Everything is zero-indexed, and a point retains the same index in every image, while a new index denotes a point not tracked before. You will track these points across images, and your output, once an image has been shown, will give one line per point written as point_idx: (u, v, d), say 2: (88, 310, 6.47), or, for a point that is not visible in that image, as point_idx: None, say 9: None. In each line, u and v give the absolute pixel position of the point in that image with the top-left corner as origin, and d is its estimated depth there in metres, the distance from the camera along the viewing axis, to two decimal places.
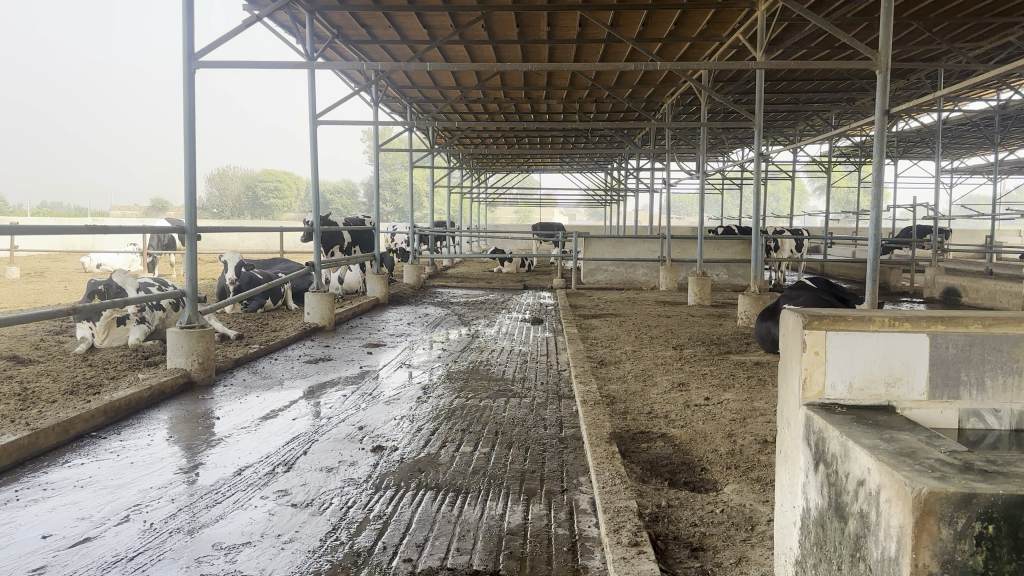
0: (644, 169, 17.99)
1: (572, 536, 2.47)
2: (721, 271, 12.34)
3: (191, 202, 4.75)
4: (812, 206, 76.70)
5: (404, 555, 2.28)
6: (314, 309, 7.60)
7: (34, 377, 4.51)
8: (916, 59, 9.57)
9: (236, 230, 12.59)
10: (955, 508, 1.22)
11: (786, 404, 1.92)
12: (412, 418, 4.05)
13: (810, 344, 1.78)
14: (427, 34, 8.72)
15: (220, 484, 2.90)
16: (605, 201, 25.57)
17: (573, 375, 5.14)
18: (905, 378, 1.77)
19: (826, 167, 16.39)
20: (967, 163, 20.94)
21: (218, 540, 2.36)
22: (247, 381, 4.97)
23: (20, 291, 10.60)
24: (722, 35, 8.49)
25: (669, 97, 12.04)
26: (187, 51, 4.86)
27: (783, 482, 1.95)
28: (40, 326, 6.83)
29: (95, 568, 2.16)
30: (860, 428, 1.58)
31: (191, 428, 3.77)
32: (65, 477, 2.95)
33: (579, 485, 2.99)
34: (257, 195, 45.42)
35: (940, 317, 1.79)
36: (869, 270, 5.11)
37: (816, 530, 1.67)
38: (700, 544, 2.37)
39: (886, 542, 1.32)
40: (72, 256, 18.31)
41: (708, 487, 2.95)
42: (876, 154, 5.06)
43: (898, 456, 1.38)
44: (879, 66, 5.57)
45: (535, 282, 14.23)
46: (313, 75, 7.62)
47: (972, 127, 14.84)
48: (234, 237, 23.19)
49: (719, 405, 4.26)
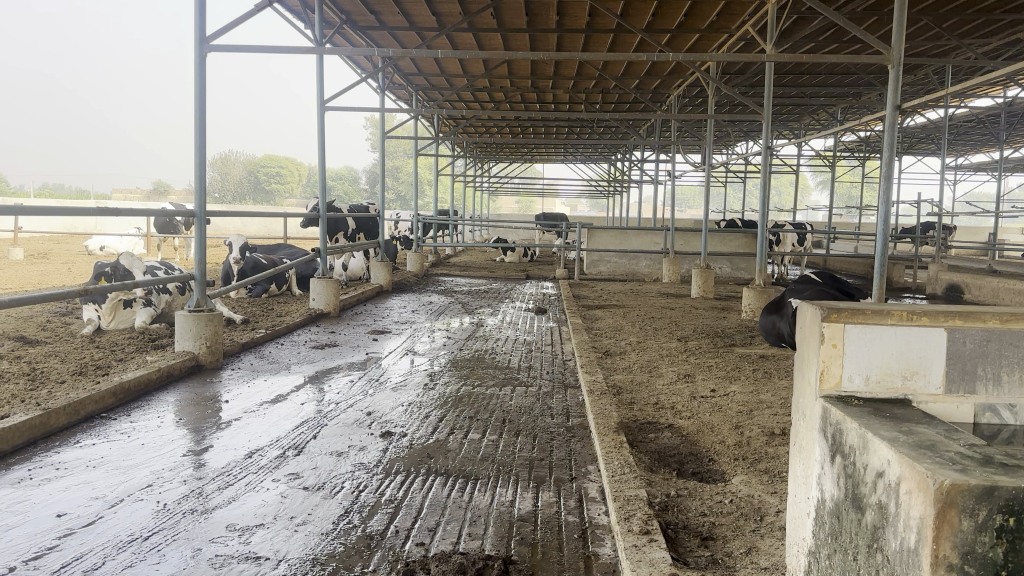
0: (649, 161, 17.96)
1: (583, 524, 2.49)
2: (725, 263, 12.24)
3: (201, 186, 4.73)
4: (814, 200, 76.21)
5: (417, 539, 2.30)
6: (320, 295, 7.64)
7: (43, 358, 4.54)
8: (924, 56, 9.57)
9: (242, 216, 12.66)
10: (977, 500, 1.23)
11: (802, 396, 1.93)
12: (418, 405, 4.07)
13: (828, 336, 1.79)
14: (436, 21, 8.69)
15: (231, 466, 2.92)
16: (608, 192, 25.62)
17: (578, 365, 5.16)
18: (922, 372, 1.78)
19: (831, 161, 16.34)
20: (971, 160, 20.81)
21: (231, 521, 2.38)
22: (254, 365, 5.00)
23: (22, 271, 10.64)
24: (732, 27, 8.50)
25: (676, 89, 12.02)
26: (198, 34, 4.84)
27: (796, 474, 1.97)
28: (47, 308, 6.87)
29: (111, 547, 2.17)
30: (878, 421, 1.60)
31: (200, 411, 3.78)
32: (77, 458, 2.96)
33: (587, 473, 3.01)
34: (259, 179, 45.47)
35: (958, 313, 1.79)
36: (878, 265, 5.06)
37: (832, 521, 1.69)
38: (710, 534, 2.39)
39: (906, 533, 1.33)
40: (74, 239, 18.30)
41: (717, 478, 2.96)
42: (887, 149, 5.01)
43: (917, 449, 1.39)
44: (891, 62, 5.52)
45: (538, 272, 14.23)
46: (322, 61, 7.58)
47: (979, 124, 14.76)
48: (237, 223, 23.26)
49: (726, 397, 4.28)
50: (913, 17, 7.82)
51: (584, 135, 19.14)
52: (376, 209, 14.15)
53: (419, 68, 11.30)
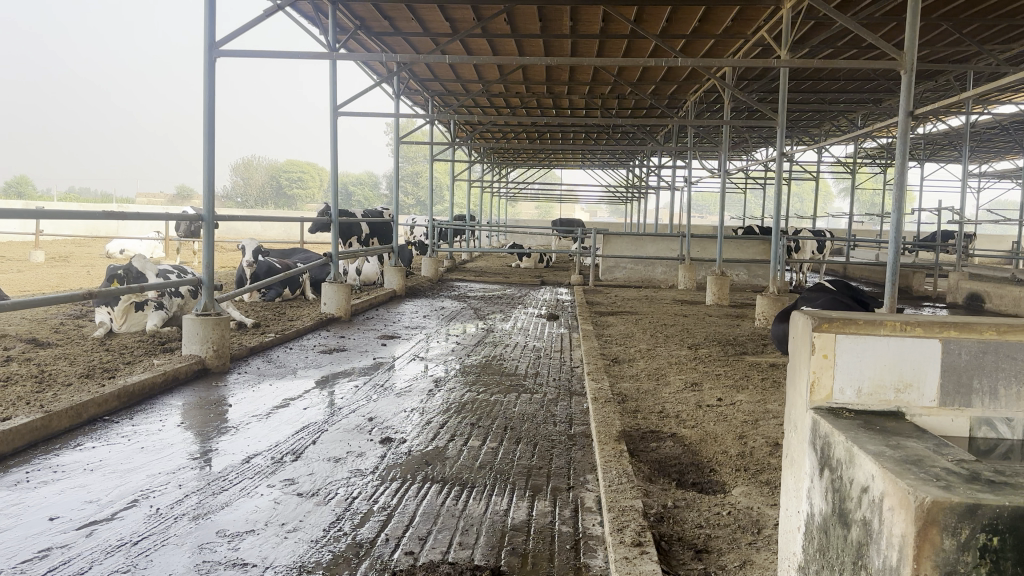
0: (667, 167, 17.86)
1: (576, 534, 2.46)
2: (742, 270, 12.16)
3: (209, 190, 4.76)
4: (836, 207, 75.08)
5: (407, 547, 2.29)
6: (331, 300, 7.68)
7: (52, 359, 4.60)
8: (945, 61, 9.42)
9: (258, 220, 12.78)
10: (960, 518, 1.19)
11: (794, 407, 1.89)
12: (422, 411, 4.06)
13: (818, 347, 1.75)
14: (450, 27, 8.72)
15: (228, 471, 2.93)
16: (627, 198, 25.55)
17: (585, 372, 5.12)
18: (916, 384, 1.74)
19: (852, 168, 16.12)
20: (996, 167, 20.46)
21: (222, 526, 2.39)
22: (260, 370, 5.02)
23: (43, 274, 10.83)
24: (748, 32, 8.43)
25: (692, 95, 11.96)
26: (209, 39, 4.89)
27: (788, 487, 1.92)
28: (62, 310, 6.99)
29: (99, 552, 2.18)
30: (867, 434, 1.55)
31: (204, 415, 3.81)
32: (76, 460, 2.99)
33: (585, 482, 2.98)
34: (281, 184, 46.01)
35: (953, 323, 1.74)
36: (890, 273, 4.95)
37: (819, 536, 1.65)
38: (704, 546, 2.35)
39: (889, 551, 1.29)
40: (96, 243, 18.63)
41: (717, 488, 2.92)
42: (902, 154, 4.91)
43: (904, 464, 1.35)
44: (904, 66, 5.43)
45: (553, 278, 14.20)
46: (334, 66, 7.63)
47: (1003, 131, 14.48)
48: (257, 228, 23.58)
49: (733, 406, 4.22)
50: (932, 22, 7.70)
51: (601, 141, 19.10)
52: (391, 214, 14.21)
53: (434, 74, 11.36)
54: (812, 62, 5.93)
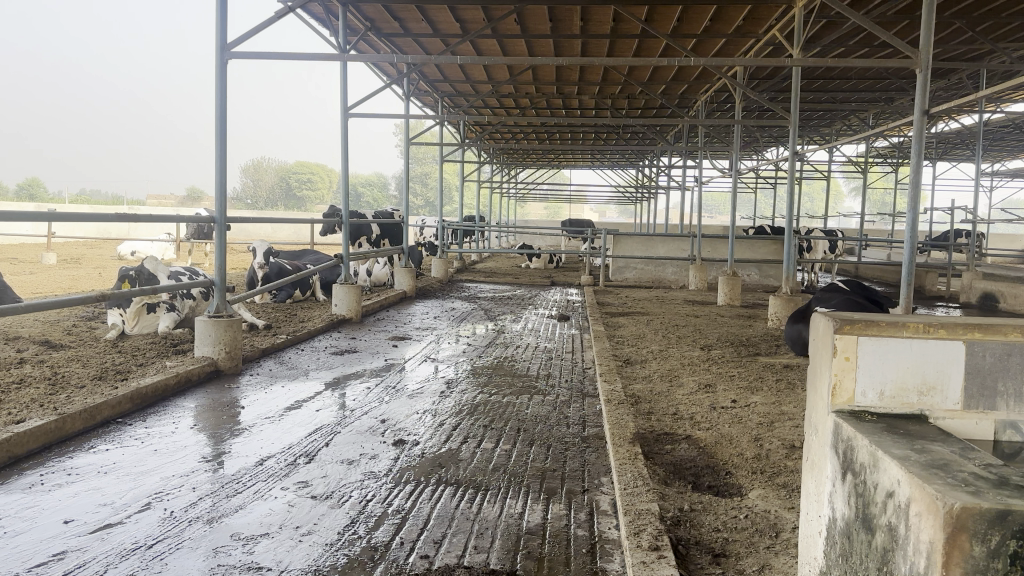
0: (677, 167, 17.78)
1: (591, 538, 2.44)
2: (753, 270, 12.10)
3: (221, 192, 4.77)
4: (848, 206, 74.58)
5: (421, 551, 2.27)
6: (342, 300, 7.68)
7: (66, 361, 4.63)
8: (959, 59, 9.33)
9: (269, 222, 12.84)
10: (989, 524, 1.16)
11: (815, 410, 1.87)
12: (433, 412, 4.05)
13: (840, 349, 1.72)
14: (460, 28, 8.72)
15: (242, 474, 2.93)
16: (637, 197, 25.47)
17: (597, 374, 5.08)
18: (939, 387, 1.71)
19: (864, 167, 16.01)
20: (1010, 165, 20.25)
21: (237, 530, 2.38)
22: (273, 371, 5.02)
23: (56, 276, 10.91)
24: (760, 31, 8.37)
25: (702, 94, 11.91)
26: (220, 41, 4.91)
27: (808, 490, 1.90)
28: (74, 312, 7.04)
29: (114, 555, 2.18)
30: (891, 437, 1.53)
31: (216, 417, 3.82)
32: (89, 463, 3.00)
33: (600, 485, 2.95)
34: (291, 186, 46.20)
35: (977, 324, 1.70)
36: (905, 273, 4.88)
37: (841, 540, 1.63)
38: (722, 550, 2.32)
39: (915, 558, 1.27)
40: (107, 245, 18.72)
41: (733, 492, 2.89)
42: (917, 153, 4.84)
43: (929, 468, 1.33)
44: (918, 65, 5.36)
45: (563, 278, 14.17)
46: (344, 67, 7.64)
47: (1017, 129, 14.32)
48: (267, 229, 23.62)
49: (746, 408, 4.18)
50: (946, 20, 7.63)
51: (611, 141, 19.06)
52: (400, 215, 14.23)
53: (443, 75, 11.35)
54: (825, 61, 5.87)
